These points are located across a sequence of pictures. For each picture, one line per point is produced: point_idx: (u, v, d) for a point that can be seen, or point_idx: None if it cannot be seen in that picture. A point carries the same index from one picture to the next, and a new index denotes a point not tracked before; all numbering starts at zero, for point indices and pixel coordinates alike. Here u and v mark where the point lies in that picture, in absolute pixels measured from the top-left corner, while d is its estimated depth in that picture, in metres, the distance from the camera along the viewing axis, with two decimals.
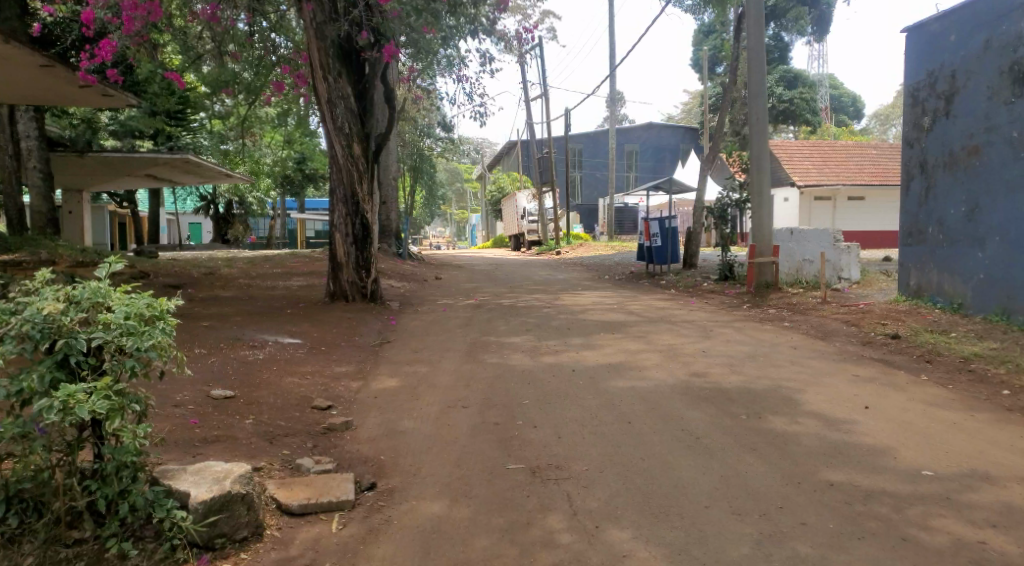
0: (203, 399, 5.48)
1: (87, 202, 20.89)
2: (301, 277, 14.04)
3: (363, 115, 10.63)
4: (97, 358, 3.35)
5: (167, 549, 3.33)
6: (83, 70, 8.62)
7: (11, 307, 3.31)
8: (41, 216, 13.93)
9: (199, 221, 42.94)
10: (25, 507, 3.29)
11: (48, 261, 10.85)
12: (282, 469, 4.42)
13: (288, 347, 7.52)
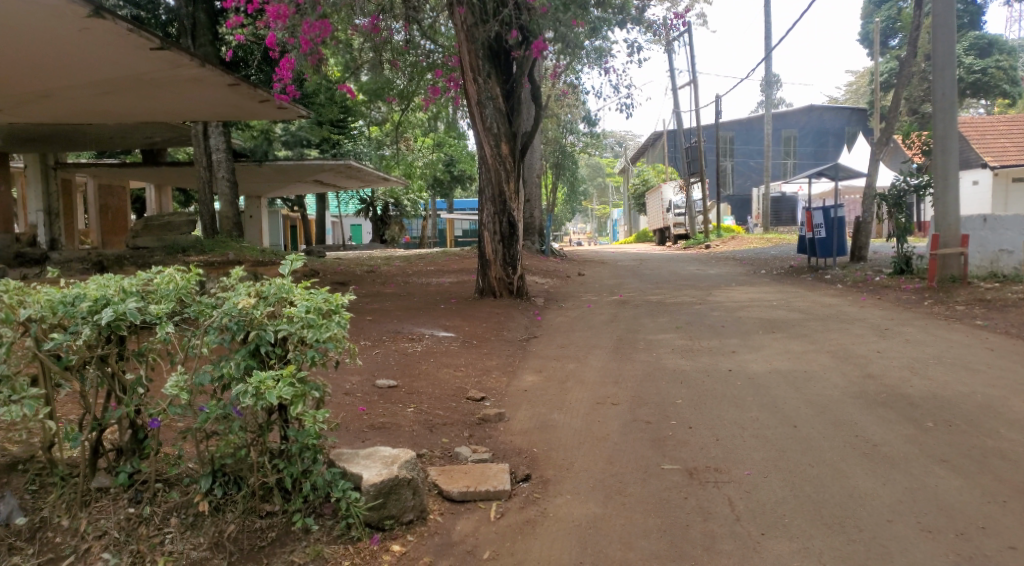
0: (369, 387, 5.85)
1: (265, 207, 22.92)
2: (452, 274, 14.56)
3: (510, 114, 10.86)
4: (284, 348, 3.66)
5: (343, 526, 3.59)
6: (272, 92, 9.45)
7: (213, 301, 3.69)
8: (229, 221, 15.45)
9: (359, 222, 45.74)
10: (227, 480, 3.67)
11: (235, 261, 12.00)
12: (441, 456, 4.61)
13: (443, 340, 7.82)
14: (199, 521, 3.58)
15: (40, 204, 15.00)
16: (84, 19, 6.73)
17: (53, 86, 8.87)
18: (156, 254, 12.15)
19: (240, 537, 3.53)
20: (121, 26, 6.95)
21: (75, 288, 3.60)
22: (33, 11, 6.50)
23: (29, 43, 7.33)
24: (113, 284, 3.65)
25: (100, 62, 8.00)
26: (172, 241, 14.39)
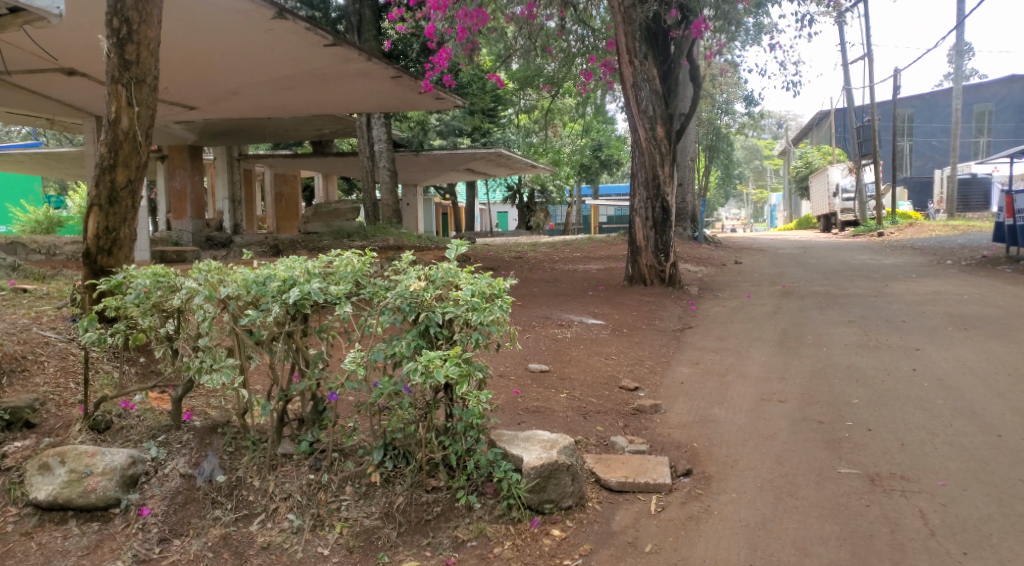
0: (522, 371, 5.93)
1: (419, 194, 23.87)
2: (599, 261, 14.43)
3: (667, 96, 10.55)
4: (451, 330, 3.77)
5: (505, 506, 3.66)
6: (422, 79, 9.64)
7: (386, 283, 3.87)
8: (389, 207, 16.24)
9: (506, 208, 46.52)
10: (397, 453, 3.85)
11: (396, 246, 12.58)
12: (597, 444, 4.56)
13: (593, 327, 7.76)
14: (371, 491, 3.80)
15: (227, 193, 16.41)
16: (269, 20, 7.26)
17: (240, 83, 9.67)
18: (325, 239, 13.00)
19: (409, 509, 3.69)
20: (300, 25, 7.42)
21: (266, 269, 3.90)
22: (226, 14, 7.09)
23: (221, 44, 8.01)
24: (298, 266, 3.92)
25: (280, 59, 8.61)
26: (339, 227, 15.34)
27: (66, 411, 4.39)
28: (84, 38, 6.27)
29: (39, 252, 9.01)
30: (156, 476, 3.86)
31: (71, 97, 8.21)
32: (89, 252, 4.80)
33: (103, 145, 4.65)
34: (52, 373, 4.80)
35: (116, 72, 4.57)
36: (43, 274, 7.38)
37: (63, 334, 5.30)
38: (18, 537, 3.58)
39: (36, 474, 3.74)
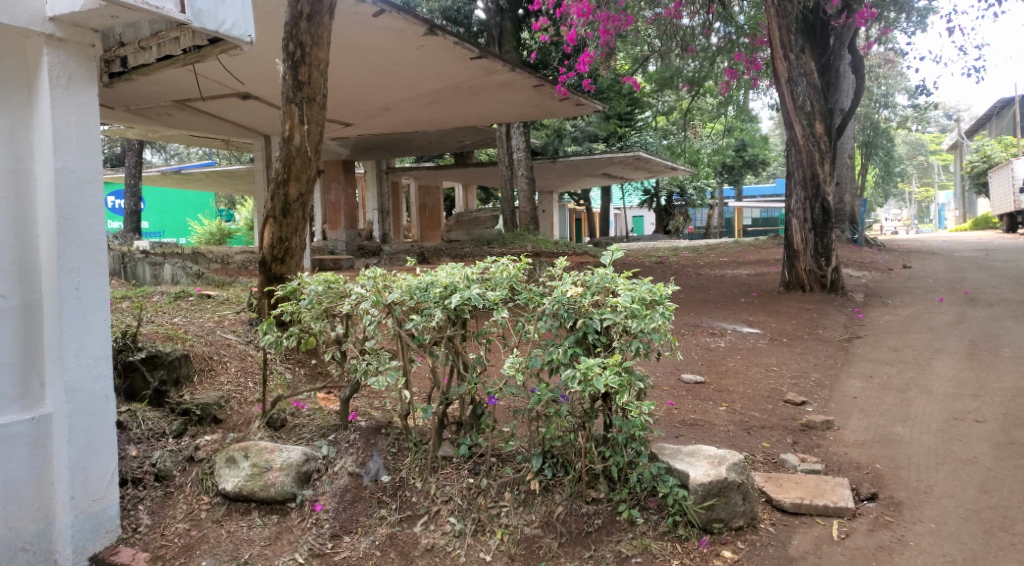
0: (675, 382, 5.72)
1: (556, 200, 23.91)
2: (749, 266, 13.75)
3: (827, 89, 9.91)
4: (609, 337, 3.67)
5: (670, 523, 3.51)
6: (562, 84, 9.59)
7: (541, 290, 3.84)
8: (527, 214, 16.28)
9: (643, 212, 45.68)
10: (556, 462, 3.81)
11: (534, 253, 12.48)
12: (765, 462, 4.29)
13: (748, 336, 7.37)
14: (530, 498, 3.76)
15: (376, 204, 17.18)
16: (421, 36, 7.48)
17: (391, 99, 10.08)
18: (466, 247, 13.23)
19: (569, 519, 3.62)
20: (449, 40, 7.59)
21: (428, 276, 4.00)
22: (382, 33, 7.39)
23: (378, 62, 8.39)
24: (458, 273, 3.98)
25: (431, 74, 8.89)
26: (479, 234, 15.68)
27: (246, 408, 4.73)
28: (259, 64, 6.74)
29: (217, 261, 9.82)
30: (327, 473, 4.05)
31: (245, 118, 8.86)
32: (265, 261, 5.15)
33: (277, 161, 4.96)
34: (234, 372, 5.18)
35: (290, 92, 4.86)
36: (223, 281, 8.02)
37: (243, 337, 5.71)
38: (211, 524, 3.88)
39: (224, 467, 4.04)
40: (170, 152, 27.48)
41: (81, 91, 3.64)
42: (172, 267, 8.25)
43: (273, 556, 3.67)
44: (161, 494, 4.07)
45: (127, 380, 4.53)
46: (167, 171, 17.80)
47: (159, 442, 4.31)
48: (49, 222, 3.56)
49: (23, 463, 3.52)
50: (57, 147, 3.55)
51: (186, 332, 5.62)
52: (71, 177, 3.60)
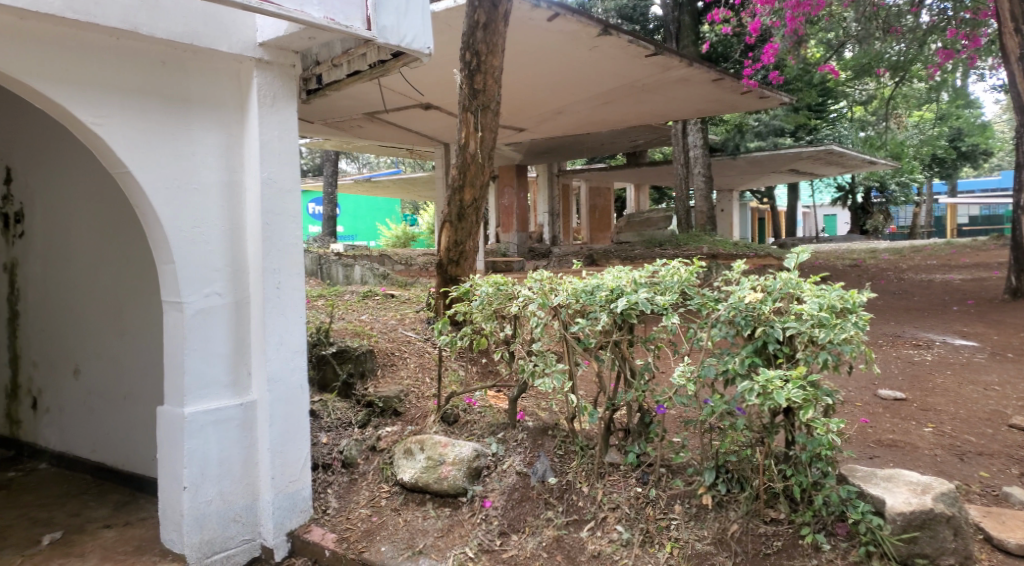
0: (871, 398, 5.23)
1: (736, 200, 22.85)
2: (963, 270, 12.25)
3: None
4: (792, 347, 3.41)
5: (862, 554, 3.20)
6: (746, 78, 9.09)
7: (717, 295, 3.65)
8: (703, 215, 15.30)
9: (835, 211, 42.41)
10: (730, 477, 3.62)
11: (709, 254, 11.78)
12: (982, 494, 3.77)
13: (962, 350, 6.55)
14: (702, 513, 3.60)
15: (547, 207, 17.31)
16: (595, 37, 7.45)
17: (566, 101, 10.14)
18: (638, 249, 12.90)
19: (744, 538, 3.42)
20: (623, 39, 7.49)
21: (596, 279, 3.95)
22: (558, 37, 7.45)
23: (554, 66, 8.46)
24: (625, 276, 3.91)
25: (608, 74, 8.82)
26: (651, 236, 15.39)
27: (423, 402, 4.95)
28: (440, 75, 7.05)
29: (401, 263, 10.43)
30: (496, 471, 4.14)
31: (427, 127, 9.33)
32: (442, 263, 5.36)
33: (454, 167, 5.16)
34: (413, 367, 5.46)
35: (467, 101, 5.04)
36: (406, 281, 8.49)
37: (421, 334, 6.00)
38: (390, 512, 4.10)
39: (402, 458, 4.26)
40: (362, 161, 29.64)
41: (283, 109, 4.02)
42: (361, 268, 8.86)
43: (445, 548, 3.80)
44: (347, 480, 4.37)
45: (320, 371, 5.05)
46: (359, 179, 19.21)
47: (346, 431, 4.66)
48: (255, 227, 3.94)
49: (234, 443, 3.91)
50: (264, 159, 3.92)
51: (372, 328, 6.05)
52: (275, 187, 3.97)
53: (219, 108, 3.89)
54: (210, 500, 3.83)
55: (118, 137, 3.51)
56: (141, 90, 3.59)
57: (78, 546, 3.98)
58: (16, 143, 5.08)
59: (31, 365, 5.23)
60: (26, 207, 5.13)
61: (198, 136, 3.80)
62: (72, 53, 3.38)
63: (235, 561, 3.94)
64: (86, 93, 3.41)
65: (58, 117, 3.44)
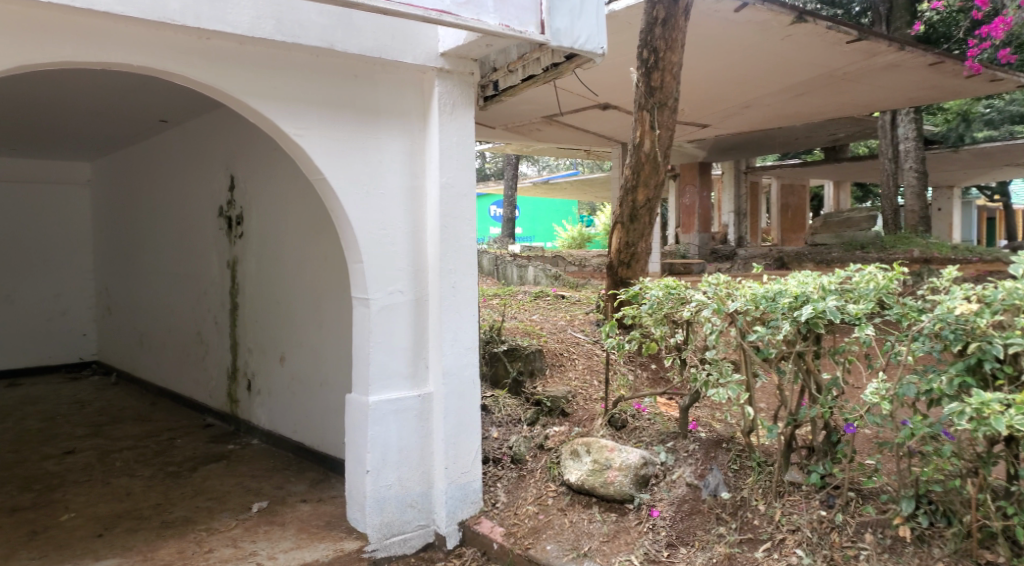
0: None
1: (957, 198, 20.39)
2: None
3: None
4: (1015, 367, 2.96)
5: None
6: (969, 60, 8.04)
7: (921, 305, 3.26)
8: (914, 215, 13.63)
9: None
10: (934, 509, 3.26)
11: (921, 258, 10.58)
12: None
13: None
14: (898, 546, 3.26)
15: (732, 206, 16.56)
16: (788, 26, 6.98)
17: (755, 95, 9.60)
18: (835, 252, 11.90)
19: None
20: (821, 26, 6.95)
21: (777, 284, 3.69)
22: (746, 28, 7.07)
23: (742, 59, 8.04)
24: (812, 281, 3.61)
25: (803, 64, 8.23)
26: (851, 238, 14.14)
27: (591, 405, 4.94)
28: (618, 76, 6.97)
29: (575, 264, 10.45)
30: (664, 481, 4.02)
31: (606, 128, 9.27)
32: (613, 265, 5.30)
33: (628, 167, 5.08)
34: (581, 369, 5.46)
35: (643, 99, 4.94)
36: (577, 282, 8.52)
37: (590, 336, 5.99)
38: (556, 512, 4.11)
39: (569, 459, 4.27)
40: (542, 163, 30.03)
41: (461, 116, 4.21)
42: (535, 268, 9.01)
43: (610, 554, 3.74)
44: (515, 475, 4.46)
45: (492, 368, 5.19)
46: (539, 181, 19.49)
47: (515, 427, 4.76)
48: (433, 229, 4.15)
49: (411, 433, 4.14)
50: (443, 164, 4.13)
51: (542, 328, 6.17)
52: (452, 191, 4.16)
53: (404, 117, 4.14)
54: (390, 485, 4.08)
55: (317, 147, 3.83)
56: (337, 103, 3.89)
57: (280, 515, 4.41)
58: (240, 155, 5.78)
59: (247, 351, 5.91)
60: (245, 212, 5.80)
61: (385, 144, 4.06)
62: (280, 72, 3.72)
63: (412, 544, 4.16)
64: (291, 108, 3.75)
65: (268, 130, 3.81)
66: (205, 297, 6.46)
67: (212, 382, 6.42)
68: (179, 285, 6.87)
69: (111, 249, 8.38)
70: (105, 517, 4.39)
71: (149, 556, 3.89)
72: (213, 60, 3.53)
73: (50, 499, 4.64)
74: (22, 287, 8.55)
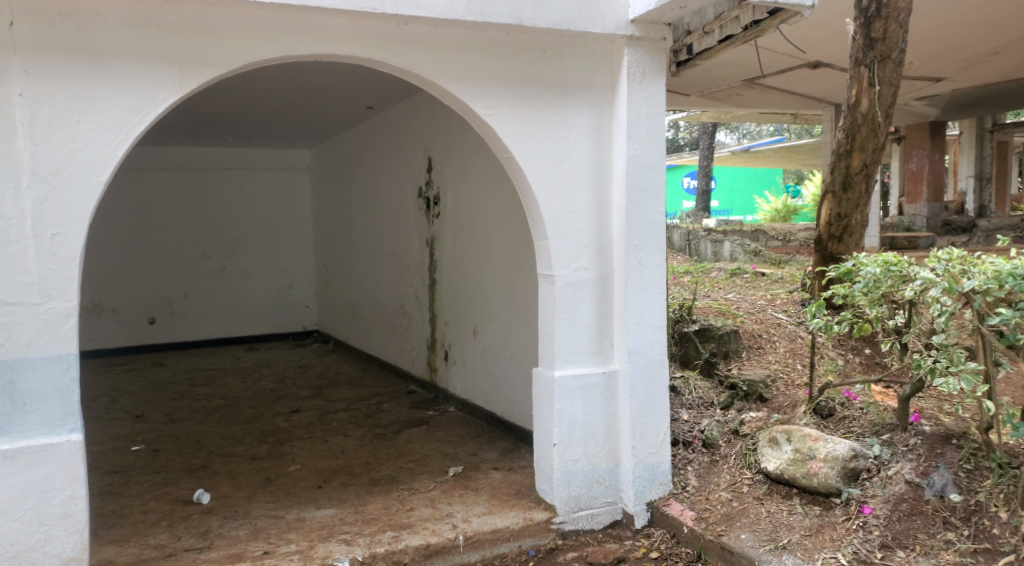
0: None
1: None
2: None
3: None
4: None
5: None
6: None
7: None
8: None
9: None
10: None
11: None
12: None
13: None
14: None
15: (971, 170, 14.45)
16: None
17: (1002, 40, 8.27)
18: None
19: None
20: None
21: None
22: None
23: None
24: None
25: None
26: None
27: (793, 391, 4.57)
28: (830, 31, 6.32)
29: (777, 238, 9.77)
30: (879, 477, 3.62)
31: (815, 89, 8.50)
32: (821, 239, 4.85)
33: (841, 131, 4.60)
34: (782, 352, 5.09)
35: (861, 53, 4.42)
36: (779, 259, 7.96)
37: (794, 317, 5.56)
38: (752, 500, 3.87)
39: (767, 447, 4.00)
40: (741, 131, 28.30)
41: (651, 85, 4.06)
42: (732, 244, 8.57)
43: (813, 550, 3.42)
44: (707, 460, 4.27)
45: (682, 348, 4.98)
46: (740, 152, 18.40)
47: (707, 410, 4.55)
48: (620, 203, 4.06)
49: (597, 410, 4.10)
50: (631, 136, 4.02)
51: (738, 308, 5.85)
52: (641, 163, 4.04)
53: (592, 90, 4.06)
54: (576, 459, 4.08)
55: (506, 125, 3.87)
56: (525, 80, 3.90)
57: (473, 480, 4.60)
58: (437, 137, 6.04)
59: (444, 324, 6.21)
60: (442, 192, 6.07)
61: (572, 119, 4.02)
62: (470, 51, 3.78)
63: (599, 520, 4.14)
64: (481, 87, 3.81)
65: (459, 110, 3.90)
66: (407, 273, 6.88)
67: (414, 352, 6.86)
68: (385, 261, 7.38)
69: (328, 229, 9.23)
70: (324, 471, 4.84)
71: (360, 509, 4.22)
72: (409, 45, 3.66)
73: (280, 452, 5.21)
74: (259, 263, 9.71)
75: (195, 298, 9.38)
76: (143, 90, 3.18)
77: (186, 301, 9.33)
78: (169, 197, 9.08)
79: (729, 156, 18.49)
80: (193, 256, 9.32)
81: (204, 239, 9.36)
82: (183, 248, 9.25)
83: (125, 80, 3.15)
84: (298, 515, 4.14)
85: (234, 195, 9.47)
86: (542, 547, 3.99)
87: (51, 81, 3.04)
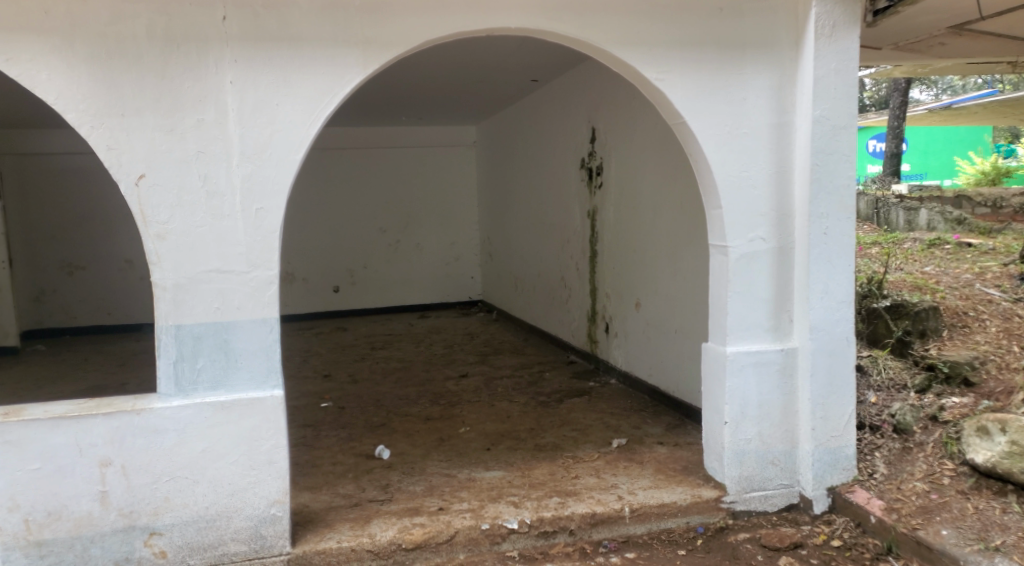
0: None
1: None
2: None
3: None
4: None
5: None
6: None
7: None
8: None
9: None
10: None
11: None
12: None
13: None
14: None
15: None
16: None
17: None
18: None
19: None
20: None
21: None
22: None
23: None
24: None
25: None
26: None
27: (1008, 375, 4.09)
28: None
29: (985, 204, 8.75)
30: None
31: None
32: None
33: None
34: (994, 333, 4.55)
35: None
36: (989, 228, 7.21)
37: (1009, 294, 4.97)
38: (954, 494, 3.53)
39: (974, 437, 3.62)
40: (942, 87, 25.38)
41: (842, 39, 3.74)
42: (929, 211, 7.78)
43: None
44: (899, 447, 3.94)
45: (871, 326, 4.65)
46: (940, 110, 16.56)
47: (899, 394, 4.22)
48: (803, 169, 3.80)
49: (773, 388, 3.90)
50: (817, 96, 3.73)
51: (938, 283, 5.34)
52: (828, 125, 3.75)
53: (773, 48, 3.80)
54: (749, 438, 3.91)
55: (678, 90, 3.72)
56: (699, 42, 3.72)
57: (638, 454, 4.56)
58: (603, 107, 5.95)
59: (606, 296, 6.18)
60: (606, 162, 5.99)
61: (750, 80, 3.79)
62: (643, 16, 3.66)
63: (773, 503, 3.97)
64: (652, 53, 3.68)
65: (629, 76, 3.80)
66: (569, 244, 6.89)
67: (575, 323, 6.89)
68: (548, 233, 7.44)
69: (492, 202, 9.43)
70: (492, 434, 5.01)
71: (527, 472, 4.33)
72: (578, 14, 3.59)
73: (450, 414, 5.46)
74: (428, 236, 10.14)
75: (373, 268, 9.98)
76: (332, 73, 3.38)
77: (365, 272, 9.96)
78: (349, 174, 9.69)
79: (928, 115, 16.70)
80: (370, 229, 9.91)
81: (381, 213, 9.91)
82: (362, 222, 9.86)
83: (318, 64, 3.36)
84: (469, 475, 4.31)
85: (405, 170, 9.92)
86: (711, 526, 3.88)
87: (256, 69, 3.30)
